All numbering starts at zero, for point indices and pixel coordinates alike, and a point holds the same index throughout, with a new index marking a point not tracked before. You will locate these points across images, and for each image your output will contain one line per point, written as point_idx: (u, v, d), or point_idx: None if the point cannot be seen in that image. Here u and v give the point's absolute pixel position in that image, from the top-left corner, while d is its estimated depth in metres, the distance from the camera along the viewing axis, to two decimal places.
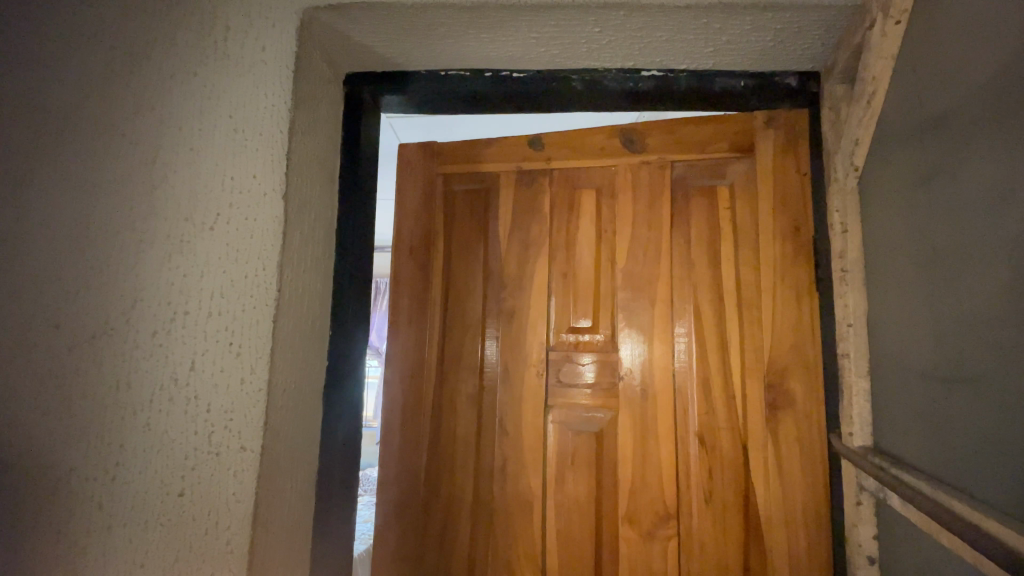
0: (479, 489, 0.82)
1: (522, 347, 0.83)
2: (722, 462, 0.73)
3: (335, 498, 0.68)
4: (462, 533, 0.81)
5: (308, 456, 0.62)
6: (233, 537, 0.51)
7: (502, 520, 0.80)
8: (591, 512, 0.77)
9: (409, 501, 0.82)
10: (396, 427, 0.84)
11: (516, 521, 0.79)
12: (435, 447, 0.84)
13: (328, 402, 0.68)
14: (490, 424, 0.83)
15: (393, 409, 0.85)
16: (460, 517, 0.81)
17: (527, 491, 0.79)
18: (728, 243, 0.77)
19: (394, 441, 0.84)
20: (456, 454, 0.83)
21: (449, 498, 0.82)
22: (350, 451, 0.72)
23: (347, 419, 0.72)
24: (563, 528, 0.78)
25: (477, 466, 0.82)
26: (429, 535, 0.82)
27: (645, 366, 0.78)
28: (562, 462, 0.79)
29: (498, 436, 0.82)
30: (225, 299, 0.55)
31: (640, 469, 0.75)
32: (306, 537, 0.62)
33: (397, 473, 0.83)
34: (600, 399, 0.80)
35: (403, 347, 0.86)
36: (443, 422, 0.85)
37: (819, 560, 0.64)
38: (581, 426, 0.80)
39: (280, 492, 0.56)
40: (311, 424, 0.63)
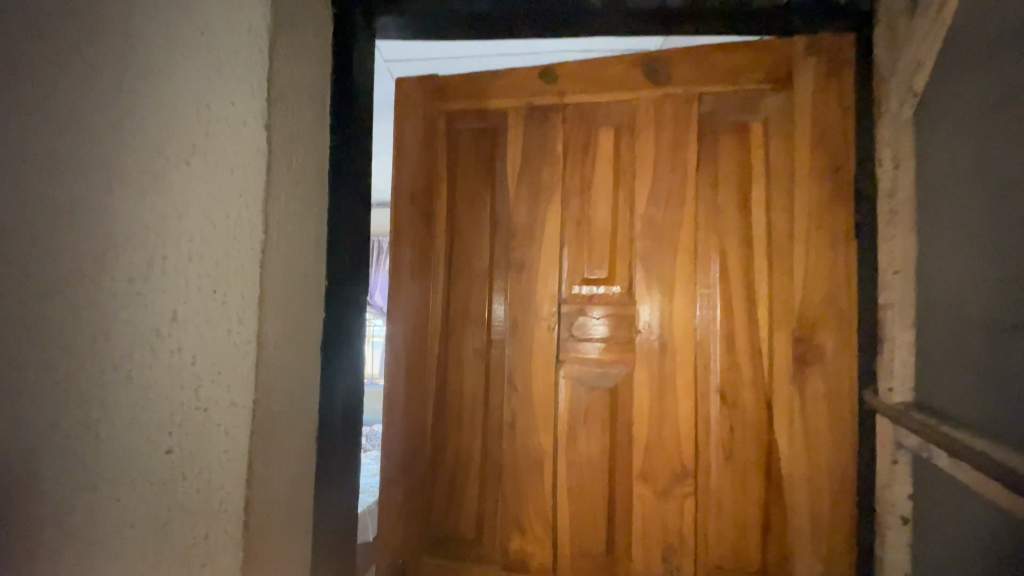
0: (486, 446, 0.77)
1: (532, 301, 0.77)
2: (744, 419, 0.67)
3: (337, 458, 0.65)
4: (470, 492, 0.76)
5: (304, 413, 0.58)
6: (226, 496, 0.48)
7: (508, 484, 0.75)
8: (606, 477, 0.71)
9: (411, 463, 0.77)
10: (398, 385, 0.78)
11: (524, 479, 0.74)
12: (439, 407, 0.79)
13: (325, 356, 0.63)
14: (494, 382, 0.78)
15: (395, 366, 0.79)
16: (467, 475, 0.77)
17: (534, 452, 0.74)
18: (759, 187, 0.70)
19: (393, 401, 0.78)
20: (458, 414, 0.78)
21: (452, 459, 0.78)
22: (352, 408, 0.68)
23: (350, 376, 0.68)
24: (574, 487, 0.71)
25: (481, 425, 0.77)
26: (433, 497, 0.78)
27: (663, 317, 0.71)
28: (572, 422, 0.73)
29: (501, 394, 0.77)
30: (205, 243, 0.49)
31: (657, 425, 0.69)
32: (307, 496, 0.59)
33: (398, 435, 0.78)
34: (615, 353, 0.73)
35: (404, 302, 0.80)
36: (443, 380, 0.80)
37: (842, 514, 0.62)
38: (595, 383, 0.73)
39: (279, 448, 0.53)
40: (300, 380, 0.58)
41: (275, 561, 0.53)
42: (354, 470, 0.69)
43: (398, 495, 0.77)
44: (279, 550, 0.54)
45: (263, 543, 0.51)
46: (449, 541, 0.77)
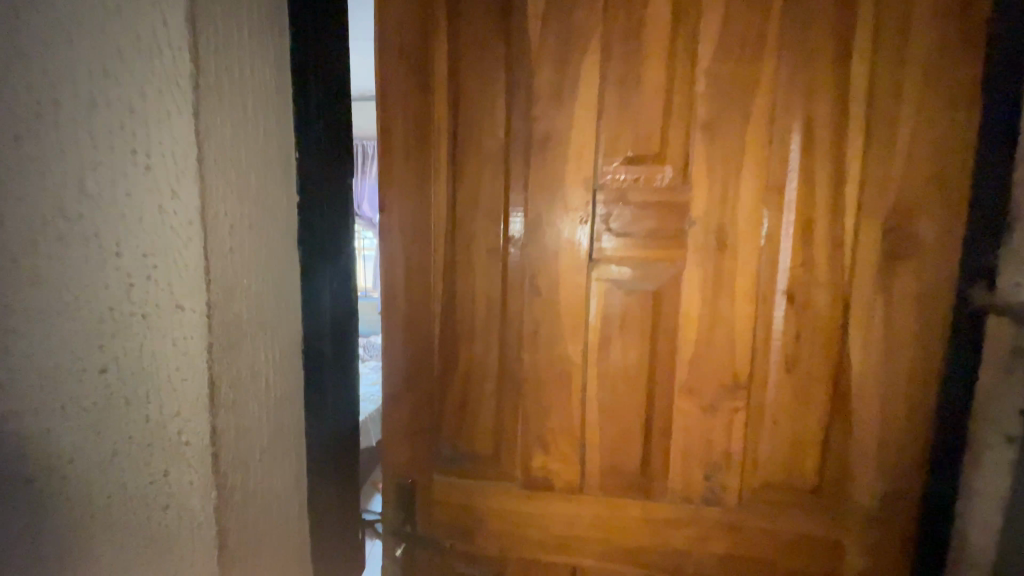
0: (503, 360, 0.62)
1: (559, 186, 0.59)
2: (814, 324, 0.56)
3: (329, 376, 0.52)
4: (484, 416, 0.63)
5: (291, 326, 0.46)
6: (184, 426, 0.36)
7: (530, 406, 0.62)
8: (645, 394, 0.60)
9: (414, 384, 0.64)
10: (396, 292, 0.63)
11: (547, 396, 0.62)
12: (446, 318, 0.63)
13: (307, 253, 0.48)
14: (512, 288, 0.62)
15: (391, 269, 0.63)
16: (480, 396, 0.63)
17: (560, 367, 0.61)
18: (868, 28, 0.52)
19: (391, 311, 0.64)
20: (467, 327, 0.63)
21: (463, 380, 0.63)
22: (339, 317, 0.55)
23: (334, 278, 0.53)
24: (607, 404, 0.61)
25: (498, 340, 0.63)
26: (444, 424, 0.64)
27: (724, 204, 0.56)
28: (605, 331, 0.60)
29: (523, 302, 0.62)
30: (104, 64, 0.31)
31: (707, 332, 0.57)
32: (293, 423, 0.47)
33: (399, 350, 0.64)
34: (661, 250, 0.58)
35: (398, 189, 0.62)
36: (448, 286, 0.63)
37: (916, 424, 0.55)
38: (636, 287, 0.59)
39: (253, 370, 0.41)
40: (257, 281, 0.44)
41: (263, 503, 0.42)
42: (349, 391, 0.57)
43: (403, 417, 0.65)
44: (269, 491, 0.43)
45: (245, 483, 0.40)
46: (461, 471, 0.64)
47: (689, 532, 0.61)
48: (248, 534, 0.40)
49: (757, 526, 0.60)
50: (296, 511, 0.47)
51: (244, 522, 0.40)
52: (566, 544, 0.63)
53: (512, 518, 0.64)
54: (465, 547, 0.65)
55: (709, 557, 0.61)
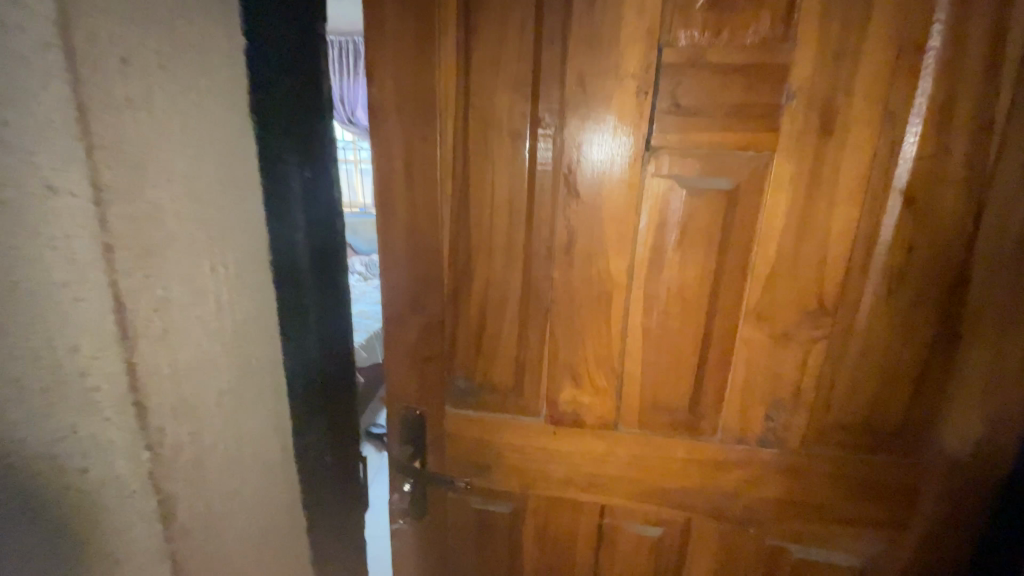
0: (527, 282, 0.49)
1: (610, 40, 0.42)
2: (933, 236, 0.43)
3: (310, 300, 0.39)
4: (503, 349, 0.51)
5: (252, 234, 0.34)
6: (94, 372, 0.24)
7: (565, 333, 0.49)
8: (706, 320, 0.47)
9: (420, 303, 0.51)
10: (392, 193, 0.48)
11: (582, 326, 0.49)
12: (455, 228, 0.48)
13: (258, 125, 0.34)
14: (547, 184, 0.46)
15: (384, 162, 0.47)
16: (498, 326, 0.50)
17: (603, 288, 0.47)
18: None
19: (386, 213, 0.48)
20: (485, 235, 0.48)
21: (479, 301, 0.50)
22: (321, 219, 0.40)
23: (313, 170, 0.38)
24: (655, 337, 0.48)
25: (524, 251, 0.48)
26: (456, 350, 0.52)
27: (835, 69, 0.41)
28: (664, 241, 0.46)
29: (559, 205, 0.46)
30: None
31: (793, 246, 0.44)
32: (264, 361, 0.36)
33: (403, 262, 0.49)
34: (746, 137, 0.43)
35: (385, 48, 0.45)
36: (459, 182, 0.47)
37: None
38: (707, 186, 0.44)
39: (197, 290, 0.30)
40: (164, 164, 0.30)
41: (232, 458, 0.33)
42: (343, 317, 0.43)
43: (407, 342, 0.52)
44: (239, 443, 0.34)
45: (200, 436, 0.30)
46: (478, 403, 0.54)
47: (739, 474, 0.52)
48: (211, 498, 0.32)
49: (820, 469, 0.51)
50: (278, 457, 0.39)
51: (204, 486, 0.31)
52: (596, 488, 0.54)
53: (535, 457, 0.54)
54: (482, 483, 0.56)
55: (760, 499, 0.53)
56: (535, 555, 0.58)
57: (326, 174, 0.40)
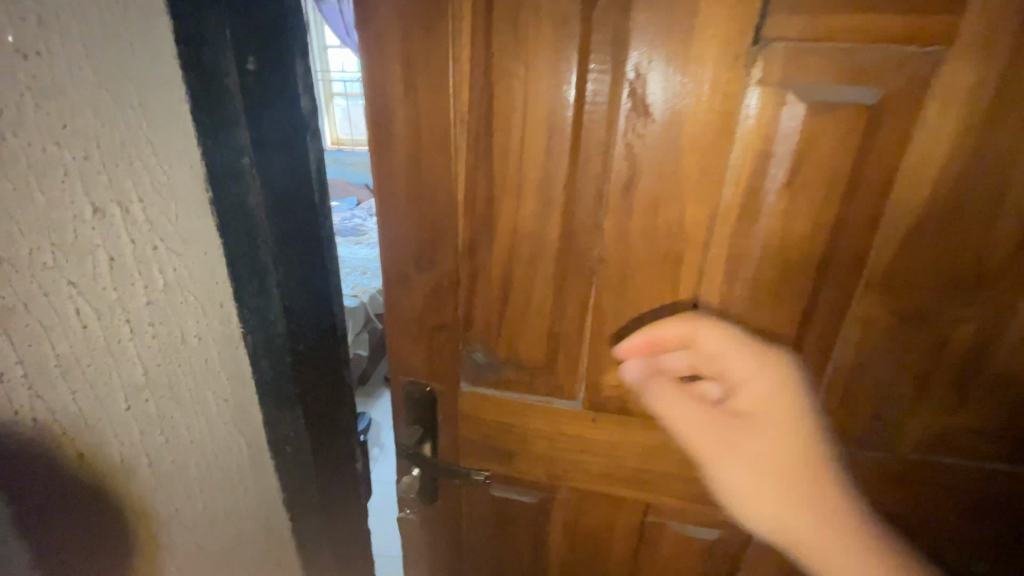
0: (567, 239, 0.37)
1: None
2: None
3: (270, 260, 0.28)
4: (533, 320, 0.40)
5: (173, 163, 0.24)
6: None
7: (615, 304, 0.38)
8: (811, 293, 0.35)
9: (428, 261, 0.40)
10: (390, 114, 0.35)
11: (637, 297, 0.37)
12: (474, 165, 0.36)
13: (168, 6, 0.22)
14: (602, 99, 0.33)
15: (379, 69, 0.34)
16: (528, 292, 0.39)
17: (671, 246, 0.35)
18: None
19: (380, 140, 0.36)
20: (513, 171, 0.35)
21: (503, 259, 0.38)
22: (290, 146, 0.28)
23: (266, 84, 0.26)
24: (736, 313, 0.37)
25: (565, 194, 0.35)
26: (474, 318, 0.41)
27: None
28: (764, 184, 0.33)
29: (618, 130, 0.33)
30: None
31: (952, 193, 0.31)
32: (212, 340, 0.28)
33: (406, 205, 0.38)
34: (907, 27, 0.29)
35: None
36: (478, 96, 0.34)
37: None
38: (837, 100, 0.30)
39: (76, 245, 0.23)
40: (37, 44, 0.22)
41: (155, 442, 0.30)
42: (327, 281, 0.32)
43: (412, 307, 0.42)
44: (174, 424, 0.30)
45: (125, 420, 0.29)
46: (500, 381, 0.44)
47: None
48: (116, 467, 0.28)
49: (928, 478, 0.40)
50: (248, 451, 0.32)
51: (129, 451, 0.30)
52: (641, 485, 0.45)
53: (567, 445, 0.45)
54: (504, 470, 0.47)
55: (852, 508, 0.42)
56: (564, 550, 0.50)
57: (292, 74, 0.27)
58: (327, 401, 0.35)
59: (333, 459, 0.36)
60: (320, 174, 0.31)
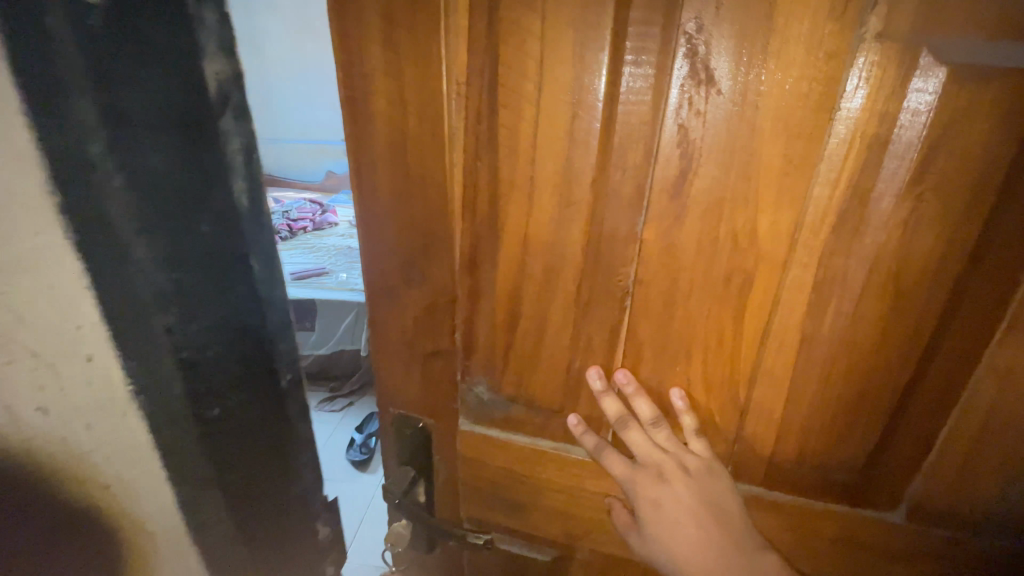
0: (595, 252, 0.28)
1: None
2: None
3: (158, 262, 0.27)
4: (548, 354, 0.32)
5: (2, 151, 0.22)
6: None
7: (654, 337, 0.29)
8: (908, 354, 0.26)
9: (419, 273, 0.31)
10: (361, 84, 0.27)
11: (684, 330, 0.28)
12: (476, 151, 0.27)
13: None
14: (648, 66, 0.24)
15: (345, 23, 0.25)
16: (543, 318, 0.30)
17: (735, 266, 0.26)
18: None
19: (355, 120, 0.28)
20: (524, 163, 0.27)
21: (510, 273, 0.30)
22: (175, 132, 0.26)
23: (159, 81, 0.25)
24: (818, 355, 0.27)
25: (591, 193, 0.26)
26: (475, 345, 0.33)
27: None
28: (878, 184, 0.23)
29: (667, 108, 0.24)
30: None
31: None
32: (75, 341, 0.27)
33: (388, 203, 0.29)
34: None
35: None
36: (480, 64, 0.25)
37: None
38: (999, 61, 0.20)
39: None
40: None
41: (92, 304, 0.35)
42: (244, 273, 0.32)
43: (400, 329, 0.33)
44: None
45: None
46: (508, 421, 0.35)
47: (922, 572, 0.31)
48: None
49: None
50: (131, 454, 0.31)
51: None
52: None
53: (592, 526, 0.36)
54: (511, 523, 0.39)
55: None
56: None
57: (197, 62, 0.26)
58: (243, 420, 0.35)
59: (249, 477, 0.36)
60: (248, 170, 0.30)
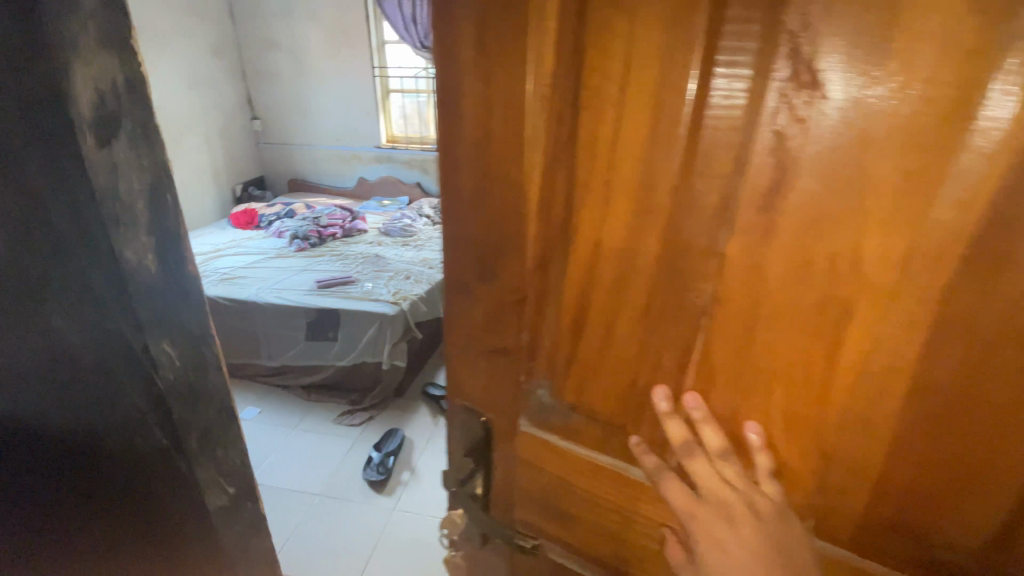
0: (671, 266, 0.26)
1: None
2: None
3: None
4: (613, 369, 0.30)
5: None
6: None
7: (728, 364, 0.26)
8: None
9: (491, 270, 0.32)
10: (458, 87, 0.28)
11: (763, 358, 0.25)
12: (555, 153, 0.27)
13: None
14: (744, 67, 0.22)
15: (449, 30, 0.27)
16: (610, 330, 0.29)
17: (833, 293, 0.23)
18: None
19: (447, 118, 0.29)
20: (603, 168, 0.26)
21: (579, 279, 0.29)
22: None
23: None
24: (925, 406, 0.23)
25: (670, 203, 0.25)
26: (539, 351, 0.32)
27: None
28: None
29: (762, 114, 0.22)
30: None
31: None
32: None
33: (472, 201, 0.30)
34: None
35: None
36: (567, 64, 0.25)
37: None
38: None
39: None
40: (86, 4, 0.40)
41: (148, 254, 0.47)
42: None
43: (473, 322, 0.34)
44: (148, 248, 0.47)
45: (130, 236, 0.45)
46: (566, 433, 0.34)
47: None
48: None
49: None
50: None
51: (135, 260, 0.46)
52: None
53: (644, 554, 0.34)
54: (564, 537, 0.38)
55: None
56: None
57: None
58: None
59: None
60: None
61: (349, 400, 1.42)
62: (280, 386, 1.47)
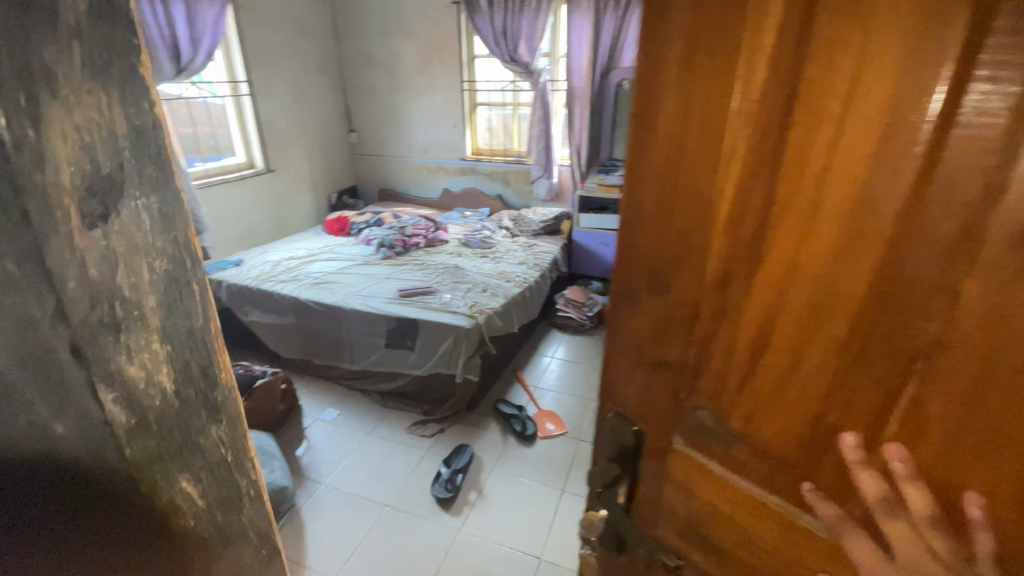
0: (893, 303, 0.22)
1: None
2: None
3: None
4: (797, 406, 0.27)
5: None
6: None
7: (951, 425, 0.21)
8: None
9: (664, 281, 0.30)
10: (661, 89, 0.27)
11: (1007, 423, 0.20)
12: (760, 165, 0.25)
13: None
14: (1010, 83, 0.18)
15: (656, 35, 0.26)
16: (801, 361, 0.26)
17: None
18: None
19: (640, 132, 0.29)
20: (807, 191, 0.23)
21: (763, 307, 0.26)
22: None
23: None
24: None
25: (895, 230, 0.21)
26: (705, 372, 0.30)
27: None
28: None
29: None
30: None
31: None
32: None
33: (654, 206, 0.29)
34: None
35: None
36: (777, 80, 0.23)
37: None
38: None
39: None
40: (73, 17, 0.26)
41: (161, 366, 0.34)
42: None
43: (637, 331, 0.33)
44: (166, 354, 0.34)
45: (132, 349, 0.32)
46: (730, 464, 0.31)
47: None
48: None
49: None
50: None
51: (127, 387, 0.31)
52: None
53: None
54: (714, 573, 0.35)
55: None
56: None
57: None
58: None
59: None
60: None
61: (423, 410, 1.44)
62: (360, 391, 1.53)
